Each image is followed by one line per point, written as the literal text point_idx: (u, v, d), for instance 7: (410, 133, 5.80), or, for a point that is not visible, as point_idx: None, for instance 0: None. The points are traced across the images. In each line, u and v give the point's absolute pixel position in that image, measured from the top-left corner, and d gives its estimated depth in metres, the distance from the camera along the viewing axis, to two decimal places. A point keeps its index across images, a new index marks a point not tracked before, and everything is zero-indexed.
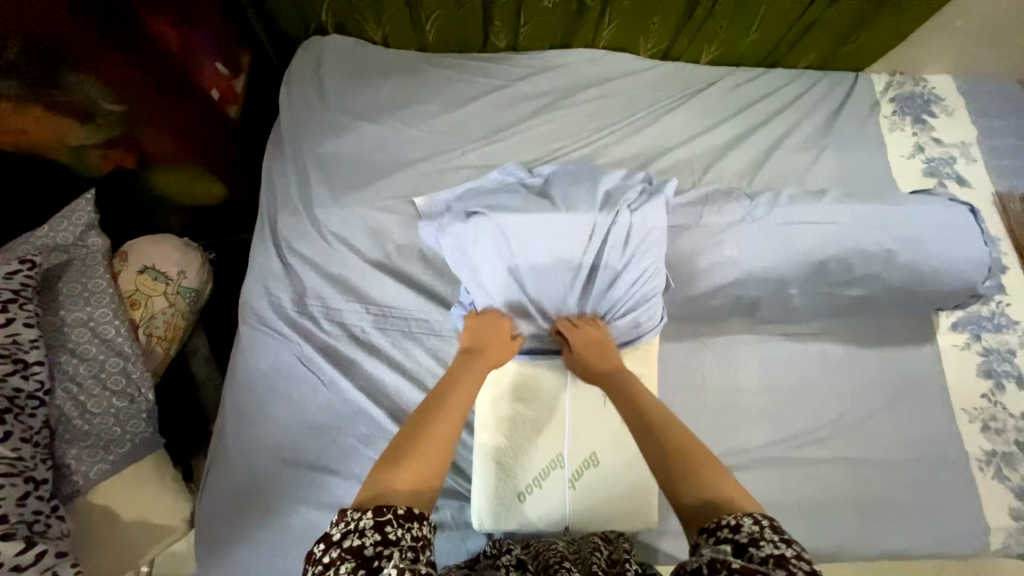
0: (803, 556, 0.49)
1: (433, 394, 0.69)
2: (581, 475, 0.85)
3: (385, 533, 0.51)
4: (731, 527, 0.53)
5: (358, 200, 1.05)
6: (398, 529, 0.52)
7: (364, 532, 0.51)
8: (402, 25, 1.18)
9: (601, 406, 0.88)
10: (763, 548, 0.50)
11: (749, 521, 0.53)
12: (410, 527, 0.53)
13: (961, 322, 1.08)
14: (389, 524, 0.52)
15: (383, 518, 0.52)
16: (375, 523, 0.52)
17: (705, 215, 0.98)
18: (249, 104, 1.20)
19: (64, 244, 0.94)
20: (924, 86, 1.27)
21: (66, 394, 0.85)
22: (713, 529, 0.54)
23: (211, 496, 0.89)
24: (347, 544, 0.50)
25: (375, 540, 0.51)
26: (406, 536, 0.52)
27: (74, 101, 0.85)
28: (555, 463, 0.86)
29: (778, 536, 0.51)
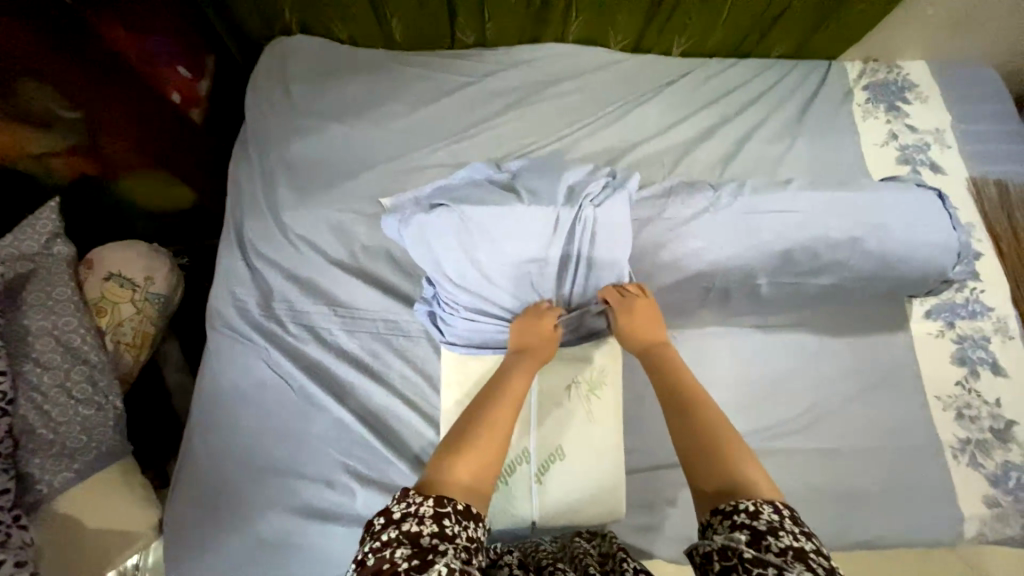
0: (821, 552, 0.52)
1: (486, 394, 0.71)
2: (548, 469, 0.85)
3: (442, 525, 0.54)
4: (749, 513, 0.55)
5: (324, 202, 1.04)
6: (454, 525, 0.55)
7: (423, 519, 0.54)
8: (368, 23, 1.17)
9: (566, 400, 0.88)
10: (782, 539, 0.52)
11: (769, 509, 0.55)
12: (466, 526, 0.56)
13: (934, 311, 1.08)
14: (447, 517, 0.55)
15: (443, 510, 0.56)
16: (435, 513, 0.55)
17: (667, 207, 0.99)
18: (213, 107, 1.19)
19: (29, 253, 0.94)
20: (898, 73, 1.26)
21: (30, 404, 0.84)
22: (729, 512, 0.56)
23: (179, 502, 0.89)
24: (405, 528, 0.54)
25: (432, 531, 0.53)
26: (461, 533, 0.55)
27: (30, 110, 0.87)
28: (522, 458, 0.86)
29: (798, 529, 0.54)
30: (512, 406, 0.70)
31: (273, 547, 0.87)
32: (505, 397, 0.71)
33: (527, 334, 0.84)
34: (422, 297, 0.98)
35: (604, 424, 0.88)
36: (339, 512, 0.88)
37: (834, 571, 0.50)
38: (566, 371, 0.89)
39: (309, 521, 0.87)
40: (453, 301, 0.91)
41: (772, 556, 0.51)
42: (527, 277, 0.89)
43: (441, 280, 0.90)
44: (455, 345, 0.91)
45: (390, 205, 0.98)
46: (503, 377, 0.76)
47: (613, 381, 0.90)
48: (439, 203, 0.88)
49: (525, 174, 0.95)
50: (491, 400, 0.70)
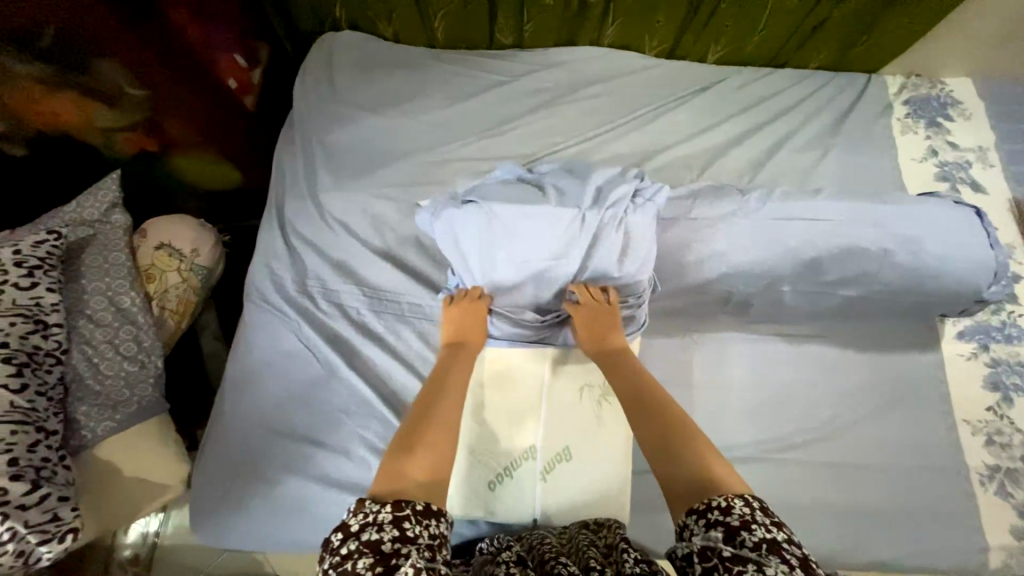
0: (793, 540, 0.51)
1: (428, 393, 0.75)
2: (554, 468, 0.86)
3: (403, 529, 0.54)
4: (721, 509, 0.54)
5: (359, 187, 1.09)
6: (415, 526, 0.55)
7: (382, 526, 0.54)
8: (411, 21, 1.23)
9: (577, 400, 0.89)
10: (756, 533, 0.51)
11: (740, 503, 0.54)
12: (427, 525, 0.57)
13: (967, 332, 1.04)
14: (407, 520, 0.55)
15: (401, 514, 0.55)
16: (394, 519, 0.55)
17: (694, 208, 0.96)
18: (263, 96, 1.26)
19: (90, 220, 1.02)
20: (940, 89, 1.24)
21: (82, 355, 0.92)
22: (704, 511, 0.55)
23: (207, 460, 0.94)
24: (365, 537, 0.53)
25: (394, 536, 0.53)
26: (422, 533, 0.55)
27: (102, 87, 0.94)
28: (528, 455, 0.86)
29: (770, 520, 0.52)
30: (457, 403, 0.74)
31: (291, 510, 0.91)
32: (449, 395, 0.75)
33: (462, 334, 0.87)
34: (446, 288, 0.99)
35: (614, 423, 0.88)
36: (352, 483, 0.91)
37: (807, 558, 0.49)
38: (583, 370, 0.90)
39: (325, 489, 0.91)
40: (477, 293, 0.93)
41: (749, 553, 0.49)
42: (545, 269, 0.90)
43: (467, 272, 0.93)
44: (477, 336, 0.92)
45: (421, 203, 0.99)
46: (443, 377, 0.79)
47: None
48: (469, 199, 0.91)
49: (556, 176, 0.96)
50: (435, 398, 0.73)
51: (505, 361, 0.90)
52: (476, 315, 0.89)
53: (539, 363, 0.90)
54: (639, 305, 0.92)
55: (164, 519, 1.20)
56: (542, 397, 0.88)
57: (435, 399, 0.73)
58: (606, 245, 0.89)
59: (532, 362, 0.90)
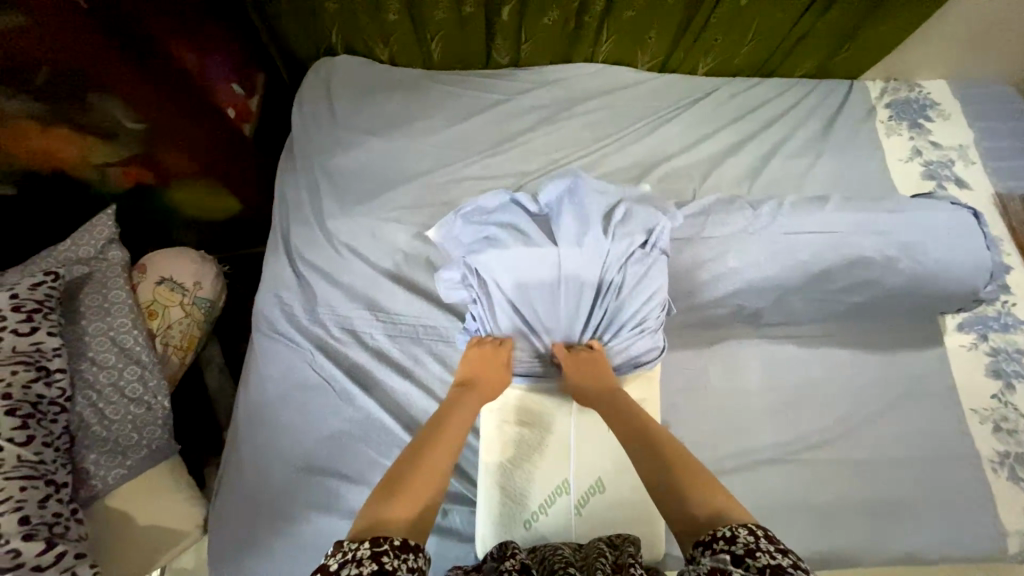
0: (798, 564, 0.49)
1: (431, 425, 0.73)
2: (587, 501, 0.85)
3: (382, 562, 0.52)
4: (726, 538, 0.54)
5: (366, 211, 1.08)
6: (393, 560, 0.52)
7: (362, 561, 0.51)
8: (408, 44, 1.23)
9: (606, 428, 0.88)
10: (759, 559, 0.50)
11: (744, 532, 0.54)
12: (406, 559, 0.53)
13: (966, 323, 1.08)
14: (386, 555, 0.52)
15: (380, 549, 0.53)
16: (372, 553, 0.52)
17: (706, 227, 0.99)
18: (261, 122, 1.25)
19: (87, 257, 0.99)
20: (919, 92, 1.30)
21: (86, 401, 0.87)
22: (710, 541, 0.55)
23: (221, 509, 0.90)
24: (344, 574, 0.50)
25: (373, 568, 0.51)
26: (402, 565, 0.52)
27: (97, 121, 0.92)
28: (561, 490, 0.85)
29: (775, 546, 0.51)
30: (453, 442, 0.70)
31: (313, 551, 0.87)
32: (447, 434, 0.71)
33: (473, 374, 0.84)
34: (465, 327, 0.97)
35: None
36: None
37: None
38: None
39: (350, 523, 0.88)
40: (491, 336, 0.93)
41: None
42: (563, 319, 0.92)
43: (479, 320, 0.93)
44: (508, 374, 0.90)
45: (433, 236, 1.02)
46: (445, 415, 0.75)
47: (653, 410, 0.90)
48: (473, 249, 0.93)
49: (563, 216, 0.92)
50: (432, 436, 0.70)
51: (534, 397, 0.90)
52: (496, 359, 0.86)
53: (562, 390, 0.90)
54: (654, 335, 0.92)
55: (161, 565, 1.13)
56: (569, 426, 0.88)
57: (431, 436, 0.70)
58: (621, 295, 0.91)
59: (556, 391, 0.90)
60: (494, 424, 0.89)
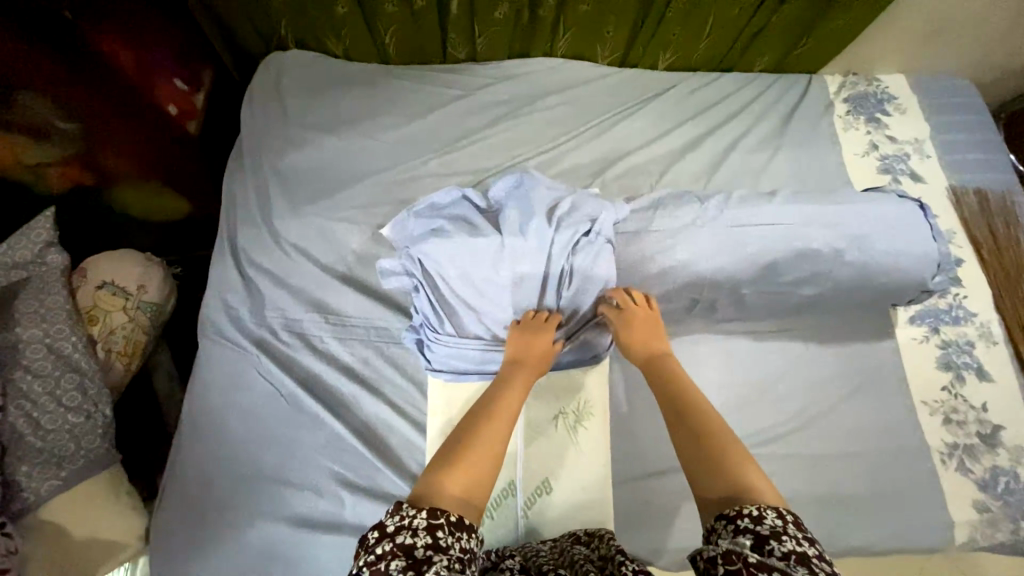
0: (823, 557, 0.50)
1: (485, 400, 0.71)
2: (533, 503, 0.84)
3: (436, 537, 0.51)
4: (752, 518, 0.53)
5: (315, 210, 1.06)
6: (448, 536, 0.52)
7: (416, 531, 0.51)
8: (361, 40, 1.21)
9: (551, 429, 0.88)
10: (785, 544, 0.50)
11: (772, 514, 0.53)
12: (460, 537, 0.53)
13: (919, 316, 1.09)
14: (441, 528, 0.52)
15: (436, 521, 0.53)
16: (429, 524, 0.52)
17: (654, 220, 0.97)
18: (209, 119, 1.22)
19: (23, 261, 0.95)
20: (877, 86, 1.30)
21: (19, 411, 0.84)
22: (734, 517, 0.54)
23: (162, 521, 0.88)
24: (399, 540, 0.51)
25: (427, 543, 0.51)
26: (455, 545, 0.52)
27: (27, 120, 0.87)
28: (507, 493, 0.85)
29: (801, 534, 0.52)
30: (506, 419, 0.67)
31: (259, 559, 0.85)
32: (501, 410, 0.68)
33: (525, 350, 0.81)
34: (410, 325, 0.94)
35: (590, 453, 0.87)
36: (326, 521, 0.87)
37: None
38: (554, 401, 0.89)
39: (296, 530, 0.86)
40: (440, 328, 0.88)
41: (777, 561, 0.49)
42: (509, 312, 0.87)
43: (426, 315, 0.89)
44: (443, 374, 0.89)
45: (385, 230, 1.00)
46: (497, 391, 0.73)
47: (598, 409, 0.90)
48: (419, 242, 0.89)
49: (509, 208, 0.90)
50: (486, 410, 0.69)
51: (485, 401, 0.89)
52: (546, 338, 0.83)
53: None
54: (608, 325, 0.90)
55: None
56: (517, 428, 0.88)
57: (483, 413, 0.68)
58: (563, 287, 0.89)
59: None
60: (439, 431, 0.88)
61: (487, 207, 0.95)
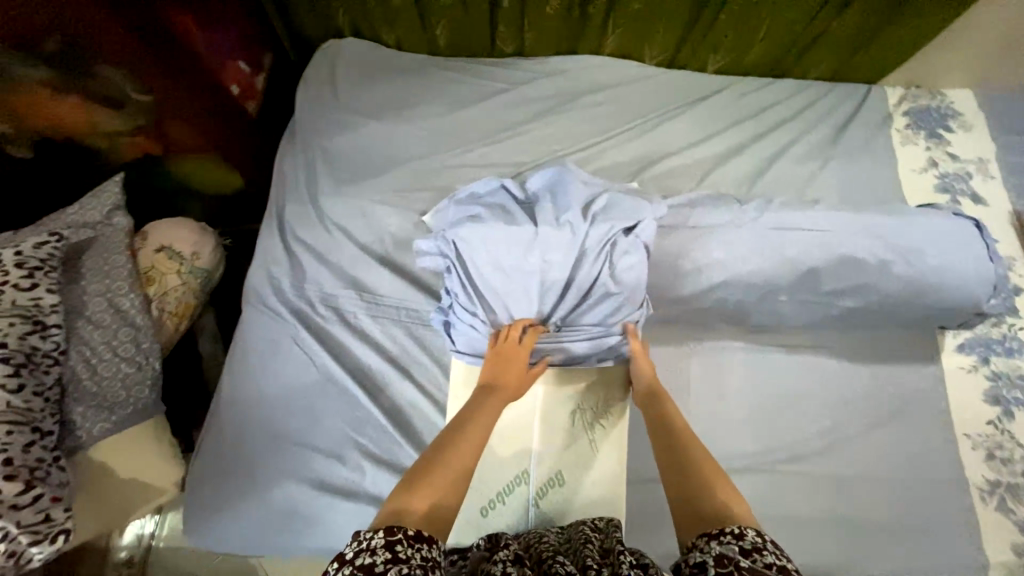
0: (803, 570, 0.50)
1: (459, 416, 0.71)
2: (546, 493, 0.85)
3: (396, 551, 0.51)
4: (735, 534, 0.52)
5: (359, 192, 1.10)
6: (407, 549, 0.52)
7: (375, 550, 0.51)
8: (414, 30, 1.25)
9: (569, 425, 0.89)
10: (767, 556, 0.50)
11: (753, 532, 0.53)
12: (420, 548, 0.53)
13: (968, 344, 1.03)
14: (400, 543, 0.52)
15: (394, 538, 0.52)
16: (386, 542, 0.52)
17: (691, 216, 0.95)
18: (267, 100, 1.28)
19: (92, 221, 1.03)
20: (941, 101, 1.24)
21: (80, 356, 0.91)
22: (717, 533, 0.53)
23: (199, 471, 0.93)
24: (359, 562, 0.50)
25: (386, 557, 0.50)
26: (415, 555, 0.52)
27: (105, 92, 0.96)
28: (521, 479, 0.86)
29: (780, 549, 0.51)
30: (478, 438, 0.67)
31: (283, 516, 0.90)
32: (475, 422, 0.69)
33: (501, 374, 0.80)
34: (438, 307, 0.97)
35: (606, 450, 0.88)
36: (347, 489, 0.91)
37: None
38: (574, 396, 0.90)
39: (318, 493, 0.90)
40: (471, 311, 0.89)
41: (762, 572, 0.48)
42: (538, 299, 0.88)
43: (457, 296, 0.91)
44: (465, 355, 0.90)
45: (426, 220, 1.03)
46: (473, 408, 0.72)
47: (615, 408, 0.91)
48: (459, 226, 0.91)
49: (548, 201, 0.91)
50: (459, 425, 0.69)
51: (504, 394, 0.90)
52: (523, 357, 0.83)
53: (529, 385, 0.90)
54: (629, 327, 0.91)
55: (159, 522, 1.23)
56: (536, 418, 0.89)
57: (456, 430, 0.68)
58: (588, 282, 0.89)
59: None
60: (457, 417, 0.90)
61: (524, 198, 0.96)
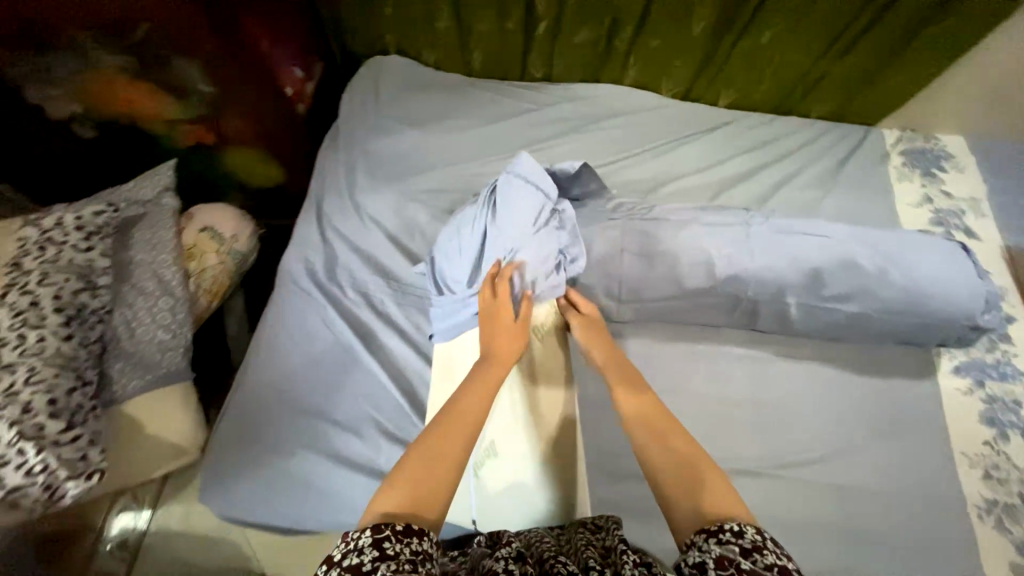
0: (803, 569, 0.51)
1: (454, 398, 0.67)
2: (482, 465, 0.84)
3: (383, 548, 0.52)
4: (734, 532, 0.53)
5: (393, 190, 1.19)
6: (395, 545, 0.52)
7: (362, 549, 0.52)
8: (453, 51, 1.37)
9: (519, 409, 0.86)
10: (767, 557, 0.51)
11: (752, 530, 0.53)
12: (409, 543, 0.53)
13: (963, 367, 1.08)
14: (387, 540, 0.53)
15: (381, 535, 0.53)
16: (373, 541, 0.52)
17: (705, 215, 1.02)
18: (314, 105, 1.39)
19: (143, 200, 1.10)
20: (934, 144, 1.34)
21: (122, 318, 0.97)
22: (715, 531, 0.54)
23: (220, 436, 0.97)
24: (347, 563, 0.52)
25: (374, 556, 0.51)
26: (405, 550, 0.52)
27: (176, 81, 1.06)
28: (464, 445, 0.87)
29: (780, 548, 0.52)
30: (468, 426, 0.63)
31: (299, 485, 0.93)
32: (458, 419, 0.63)
33: (493, 335, 0.78)
34: None
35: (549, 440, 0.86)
36: (363, 464, 0.94)
37: None
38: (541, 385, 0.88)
39: (335, 466, 0.93)
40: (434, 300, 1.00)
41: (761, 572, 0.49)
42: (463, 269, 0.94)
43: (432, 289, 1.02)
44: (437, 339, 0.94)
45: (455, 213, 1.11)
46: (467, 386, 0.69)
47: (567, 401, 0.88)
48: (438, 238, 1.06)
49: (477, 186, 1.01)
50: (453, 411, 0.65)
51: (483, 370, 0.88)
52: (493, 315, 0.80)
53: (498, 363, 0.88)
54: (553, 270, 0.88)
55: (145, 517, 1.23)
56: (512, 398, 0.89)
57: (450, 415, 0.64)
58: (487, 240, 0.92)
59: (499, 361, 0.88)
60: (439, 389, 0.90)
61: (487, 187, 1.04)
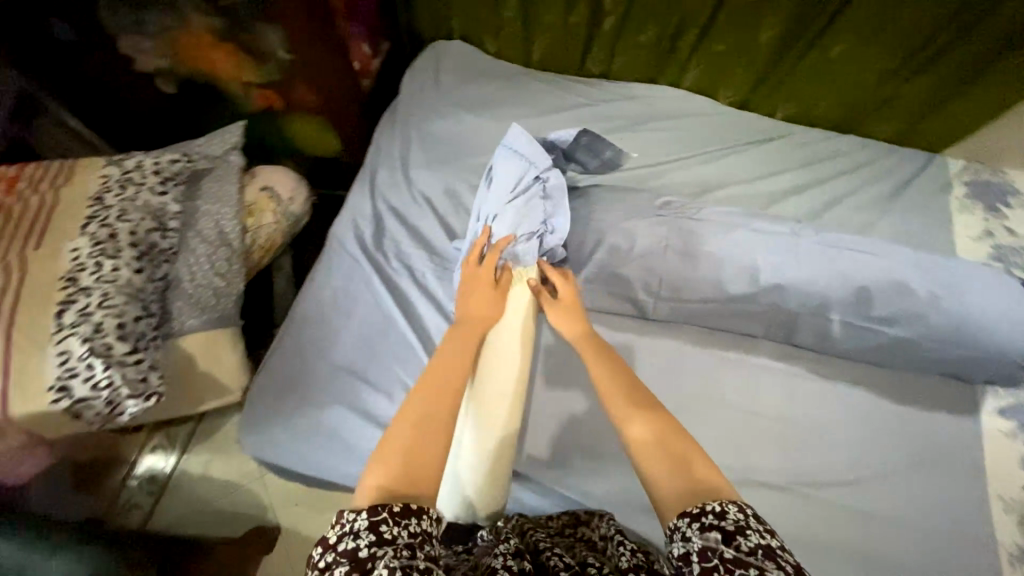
0: (786, 548, 0.51)
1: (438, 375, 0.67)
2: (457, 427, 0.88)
3: (379, 532, 0.52)
4: (716, 514, 0.52)
5: (444, 169, 1.23)
6: (393, 527, 0.52)
7: (358, 534, 0.52)
8: (516, 41, 1.40)
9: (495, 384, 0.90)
10: (751, 539, 0.50)
11: (734, 508, 0.53)
12: (407, 524, 0.53)
13: (1010, 409, 1.03)
14: (384, 523, 0.52)
15: (377, 518, 0.52)
16: (370, 524, 0.52)
17: (754, 220, 1.01)
18: (377, 82, 1.45)
19: (212, 155, 1.15)
20: (1002, 178, 1.27)
21: (185, 262, 1.03)
22: (698, 514, 0.53)
23: (260, 382, 1.02)
24: (342, 548, 0.52)
25: (371, 541, 0.51)
26: (401, 535, 0.52)
27: (257, 46, 1.12)
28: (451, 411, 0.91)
29: (762, 526, 0.52)
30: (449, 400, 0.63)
31: (328, 437, 0.97)
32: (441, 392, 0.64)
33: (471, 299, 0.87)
34: None
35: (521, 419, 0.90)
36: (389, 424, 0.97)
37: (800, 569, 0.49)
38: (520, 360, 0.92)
39: (363, 422, 0.97)
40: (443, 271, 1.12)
41: (746, 558, 0.49)
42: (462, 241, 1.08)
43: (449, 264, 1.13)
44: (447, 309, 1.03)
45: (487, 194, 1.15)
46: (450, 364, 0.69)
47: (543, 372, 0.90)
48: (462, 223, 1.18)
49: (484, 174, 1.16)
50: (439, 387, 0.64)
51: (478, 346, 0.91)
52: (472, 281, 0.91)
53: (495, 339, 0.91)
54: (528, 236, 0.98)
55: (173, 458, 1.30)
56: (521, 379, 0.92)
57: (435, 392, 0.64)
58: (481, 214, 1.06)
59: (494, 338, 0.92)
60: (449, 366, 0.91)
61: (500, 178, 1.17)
